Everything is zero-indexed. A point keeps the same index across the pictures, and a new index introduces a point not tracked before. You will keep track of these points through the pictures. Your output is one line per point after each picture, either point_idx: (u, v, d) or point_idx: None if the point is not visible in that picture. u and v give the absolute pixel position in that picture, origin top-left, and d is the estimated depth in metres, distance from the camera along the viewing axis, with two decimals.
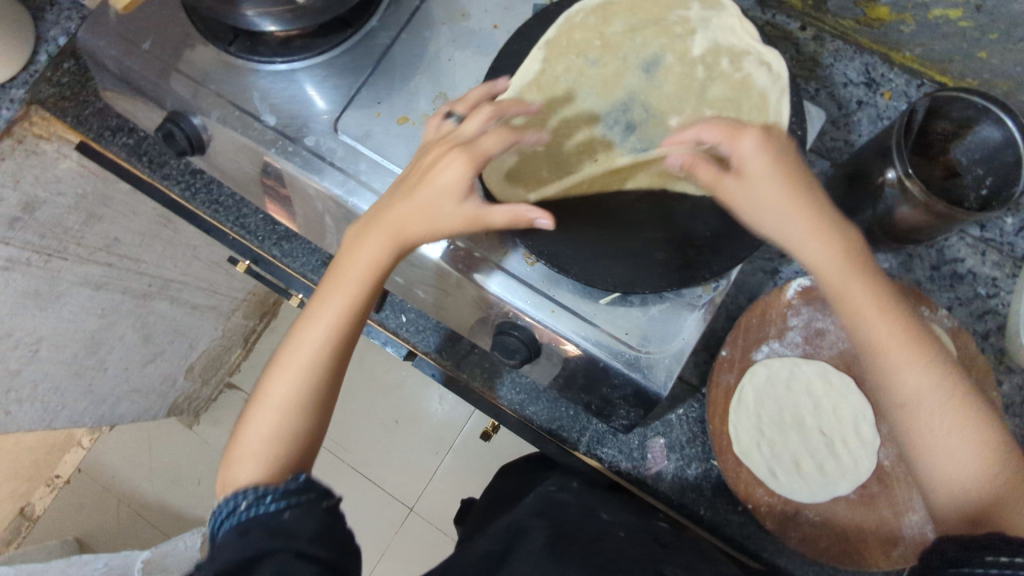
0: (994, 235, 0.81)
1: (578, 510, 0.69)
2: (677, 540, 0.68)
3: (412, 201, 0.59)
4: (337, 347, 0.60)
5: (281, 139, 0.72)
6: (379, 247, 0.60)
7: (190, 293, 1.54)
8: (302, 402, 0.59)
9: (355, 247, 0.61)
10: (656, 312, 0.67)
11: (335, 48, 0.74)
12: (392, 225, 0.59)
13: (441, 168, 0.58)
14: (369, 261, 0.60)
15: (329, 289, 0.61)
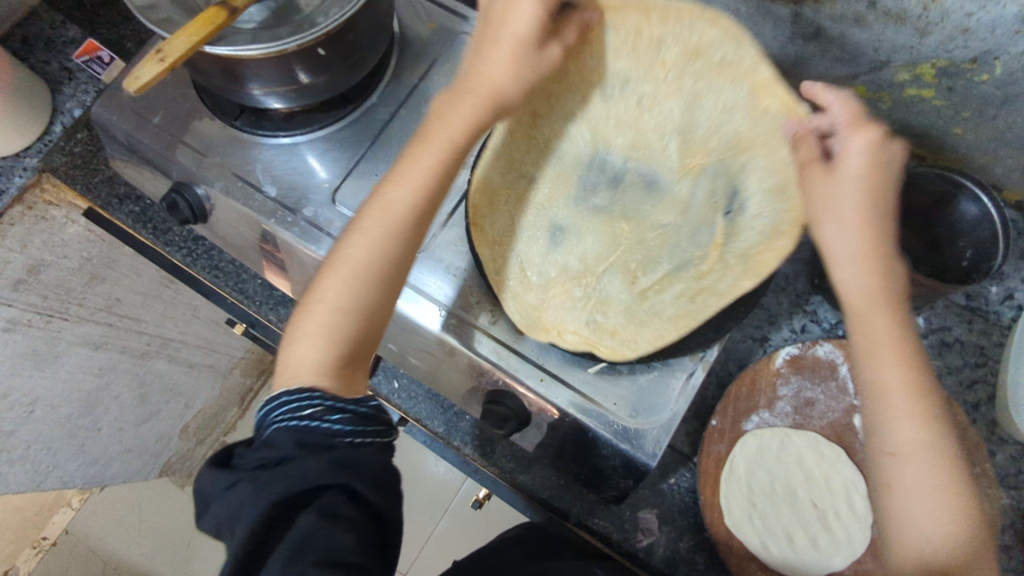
0: (980, 304, 0.83)
1: None
2: None
3: (489, 53, 0.59)
4: (398, 236, 0.59)
5: (280, 209, 0.75)
6: (465, 115, 0.59)
7: (190, 351, 1.54)
8: (352, 300, 0.57)
9: (420, 147, 0.60)
10: (643, 382, 0.68)
11: (337, 122, 0.77)
12: (478, 86, 0.59)
13: (513, 7, 0.58)
14: (459, 123, 0.60)
15: (412, 159, 0.60)
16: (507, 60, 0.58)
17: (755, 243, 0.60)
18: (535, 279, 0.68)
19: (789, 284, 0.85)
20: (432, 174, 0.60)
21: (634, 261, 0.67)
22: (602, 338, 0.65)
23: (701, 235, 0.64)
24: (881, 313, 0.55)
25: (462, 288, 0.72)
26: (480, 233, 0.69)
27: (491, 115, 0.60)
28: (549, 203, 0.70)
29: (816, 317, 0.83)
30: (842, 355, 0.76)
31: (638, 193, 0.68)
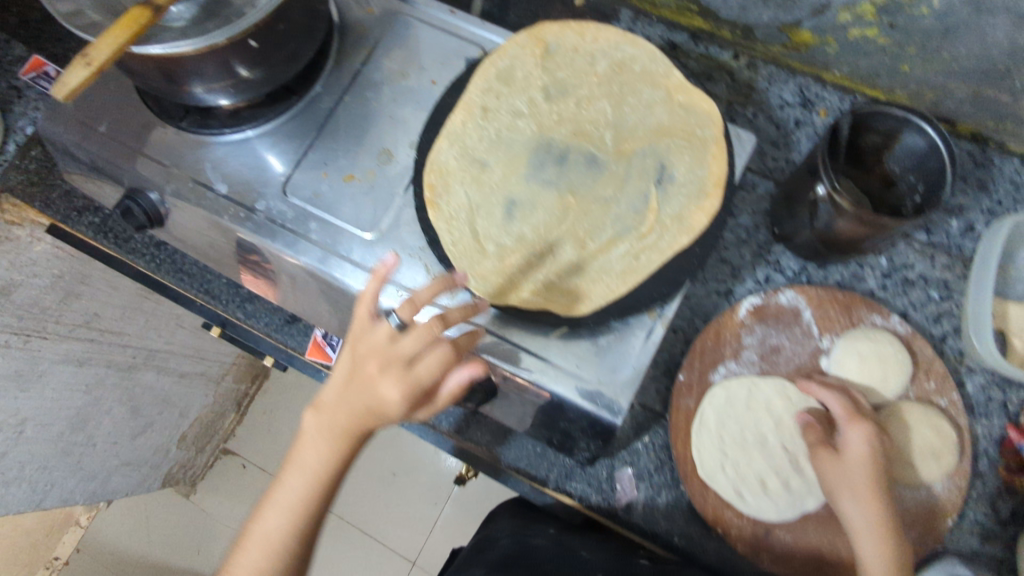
0: (941, 238, 0.82)
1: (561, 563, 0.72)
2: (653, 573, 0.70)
3: (350, 391, 0.61)
4: (286, 542, 0.59)
5: (233, 206, 0.75)
6: (332, 445, 0.61)
7: (177, 361, 1.55)
8: (310, 494, 0.60)
9: (297, 445, 0.62)
10: (605, 343, 0.67)
11: (283, 115, 0.77)
12: (353, 427, 0.61)
13: (416, 367, 0.59)
14: (327, 458, 0.61)
15: (285, 476, 0.61)
16: (394, 401, 0.59)
17: (685, 206, 0.67)
18: (490, 249, 0.67)
19: (750, 236, 0.85)
20: (321, 476, 0.61)
21: (583, 229, 0.68)
22: (552, 300, 0.65)
23: (639, 202, 0.68)
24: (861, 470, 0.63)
25: (417, 265, 0.70)
26: (437, 212, 0.68)
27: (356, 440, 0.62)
28: (502, 180, 0.70)
29: (780, 266, 0.83)
30: (804, 301, 0.77)
31: (582, 170, 0.70)
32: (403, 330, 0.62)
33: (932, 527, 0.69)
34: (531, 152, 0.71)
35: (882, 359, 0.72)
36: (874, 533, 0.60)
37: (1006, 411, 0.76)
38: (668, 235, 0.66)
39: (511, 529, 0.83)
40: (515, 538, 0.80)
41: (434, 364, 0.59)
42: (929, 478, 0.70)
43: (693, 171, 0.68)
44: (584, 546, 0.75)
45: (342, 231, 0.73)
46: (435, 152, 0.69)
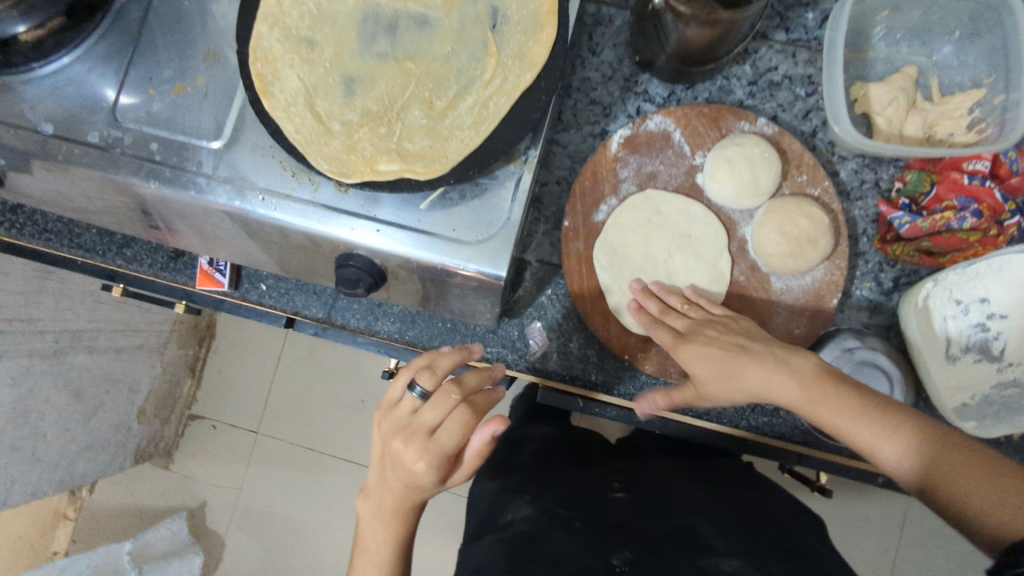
0: (800, 34, 0.82)
1: (547, 522, 0.71)
2: (628, 507, 0.76)
3: (392, 481, 0.64)
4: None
5: (65, 144, 0.70)
6: (388, 523, 0.66)
7: (108, 338, 1.51)
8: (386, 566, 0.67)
9: (367, 534, 0.67)
10: (476, 202, 0.68)
11: (91, 36, 0.72)
12: (390, 504, 0.65)
13: (429, 420, 0.61)
14: (387, 535, 0.66)
15: (364, 563, 0.67)
16: (421, 472, 0.60)
17: (523, 43, 0.65)
18: (337, 128, 0.65)
19: (615, 71, 0.83)
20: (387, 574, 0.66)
21: (427, 90, 0.66)
22: (411, 166, 0.63)
23: (478, 50, 0.66)
24: (773, 369, 0.63)
25: (273, 165, 0.68)
26: (272, 101, 0.64)
27: (407, 514, 0.66)
28: (334, 57, 0.67)
29: (648, 96, 0.82)
30: (672, 122, 0.76)
31: (414, 32, 0.67)
32: (422, 398, 0.64)
33: (817, 308, 0.74)
34: (358, 23, 0.67)
35: (749, 162, 0.72)
36: (834, 414, 0.60)
37: (879, 189, 0.79)
38: (511, 76, 0.64)
39: (491, 516, 0.80)
40: (496, 513, 0.80)
41: (453, 431, 0.61)
42: (813, 264, 0.73)
43: (525, 6, 0.65)
44: (560, 505, 0.75)
45: (186, 145, 0.70)
46: (256, 37, 0.64)
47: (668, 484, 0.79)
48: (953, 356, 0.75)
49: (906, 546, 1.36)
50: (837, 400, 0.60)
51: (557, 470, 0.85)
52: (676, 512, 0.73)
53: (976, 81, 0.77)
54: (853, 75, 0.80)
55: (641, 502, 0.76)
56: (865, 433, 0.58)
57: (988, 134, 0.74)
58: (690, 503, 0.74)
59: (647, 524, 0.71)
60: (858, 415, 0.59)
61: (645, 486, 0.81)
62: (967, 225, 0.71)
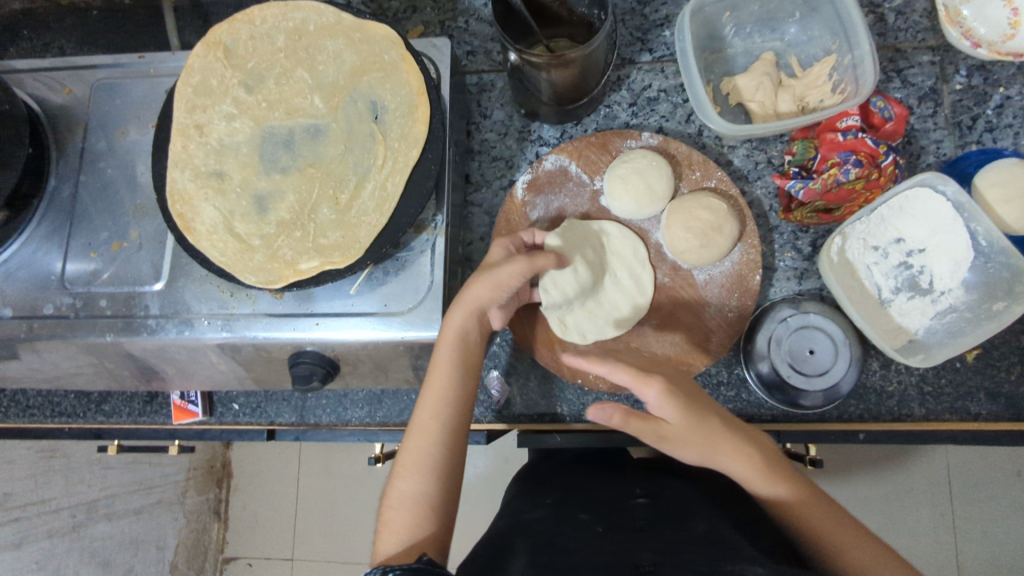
0: (663, 51, 0.89)
1: (565, 531, 0.68)
2: (651, 513, 0.71)
3: (475, 271, 0.73)
4: (442, 437, 0.68)
5: (23, 323, 0.76)
6: (452, 320, 0.70)
7: (123, 500, 1.52)
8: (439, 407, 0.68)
9: (430, 366, 0.70)
10: (400, 274, 0.73)
11: (32, 219, 0.79)
12: (469, 298, 0.70)
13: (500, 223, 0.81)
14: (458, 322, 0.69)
15: (428, 378, 0.70)
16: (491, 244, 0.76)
17: (404, 126, 0.71)
18: (258, 243, 0.71)
19: (508, 126, 0.90)
20: (444, 391, 0.69)
21: (330, 189, 0.72)
22: (329, 258, 0.69)
23: (367, 142, 0.73)
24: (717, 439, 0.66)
25: (212, 290, 0.74)
26: (194, 234, 0.71)
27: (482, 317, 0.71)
28: (243, 182, 0.73)
29: (543, 140, 0.89)
30: (566, 158, 0.82)
31: (309, 143, 0.74)
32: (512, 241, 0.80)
33: (744, 288, 0.77)
34: (258, 147, 0.74)
35: (641, 173, 0.78)
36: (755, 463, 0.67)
37: (773, 166, 0.84)
38: (399, 156, 0.71)
39: (509, 510, 0.78)
40: (518, 505, 0.78)
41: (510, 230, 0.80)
42: (727, 247, 0.76)
43: (399, 95, 0.72)
44: (582, 509, 0.73)
45: (131, 295, 0.75)
46: (171, 183, 0.72)
47: (692, 495, 0.76)
48: (888, 300, 0.78)
49: (962, 505, 1.25)
50: (754, 458, 0.67)
51: (590, 478, 0.82)
52: (697, 517, 0.69)
53: (827, 49, 0.83)
54: (719, 73, 0.87)
55: (665, 507, 0.73)
56: (776, 496, 0.67)
57: (849, 91, 0.80)
58: (718, 518, 0.70)
59: (671, 526, 0.68)
60: (773, 474, 0.67)
61: (669, 492, 0.76)
62: (852, 176, 0.75)
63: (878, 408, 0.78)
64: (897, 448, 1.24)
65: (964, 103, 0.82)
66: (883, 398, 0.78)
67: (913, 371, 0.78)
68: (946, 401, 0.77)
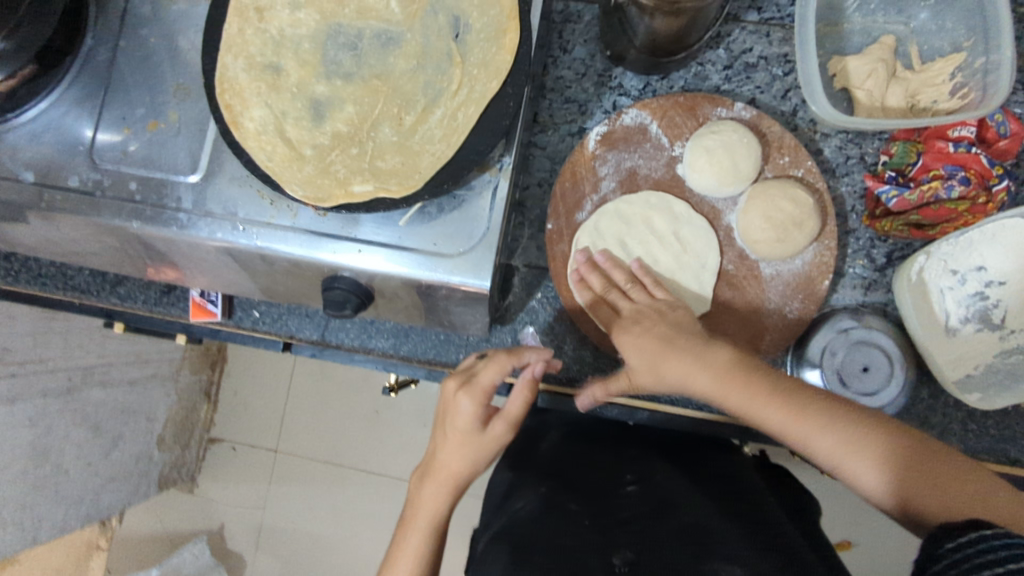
0: (773, 12, 0.80)
1: (553, 516, 0.70)
2: (640, 501, 0.71)
3: (448, 447, 0.68)
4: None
5: (45, 193, 0.70)
6: (431, 491, 0.68)
7: (120, 370, 1.49)
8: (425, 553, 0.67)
9: (404, 534, 0.68)
10: (456, 213, 0.67)
11: (63, 79, 0.72)
12: (442, 474, 0.68)
13: (455, 414, 0.67)
14: (429, 515, 0.68)
15: (403, 537, 0.68)
16: (467, 411, 0.66)
17: (487, 52, 0.64)
18: (309, 153, 0.65)
19: (588, 67, 0.82)
20: (420, 552, 0.67)
21: (396, 107, 0.66)
22: (385, 184, 0.63)
23: (444, 63, 0.65)
24: (696, 366, 0.60)
25: (251, 193, 0.69)
26: (242, 131, 0.64)
27: (459, 493, 0.69)
28: (300, 83, 0.66)
29: (623, 90, 0.81)
30: (648, 115, 0.76)
31: (379, 51, 0.66)
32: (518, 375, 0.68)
33: (809, 290, 0.73)
34: (321, 44, 0.67)
35: (729, 149, 0.71)
36: (774, 412, 0.57)
37: (865, 164, 0.77)
38: (477, 85, 0.64)
39: (508, 495, 0.81)
40: (519, 488, 0.80)
41: (495, 372, 0.66)
42: (804, 245, 0.72)
43: (486, 15, 0.65)
44: (571, 497, 0.74)
45: (164, 183, 0.70)
46: (221, 68, 0.65)
47: (682, 478, 0.75)
48: (954, 329, 0.73)
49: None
50: (775, 402, 0.57)
51: (584, 460, 0.83)
52: (683, 506, 0.68)
53: (956, 45, 0.75)
54: (830, 50, 0.79)
55: (651, 490, 0.73)
56: (837, 456, 0.55)
57: (971, 98, 0.73)
58: (704, 503, 0.69)
59: (655, 517, 0.67)
60: (786, 406, 0.57)
61: (660, 475, 0.76)
62: (955, 194, 0.70)
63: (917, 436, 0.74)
64: None
65: None
66: (925, 427, 0.74)
67: (960, 405, 0.74)
68: (987, 441, 0.74)
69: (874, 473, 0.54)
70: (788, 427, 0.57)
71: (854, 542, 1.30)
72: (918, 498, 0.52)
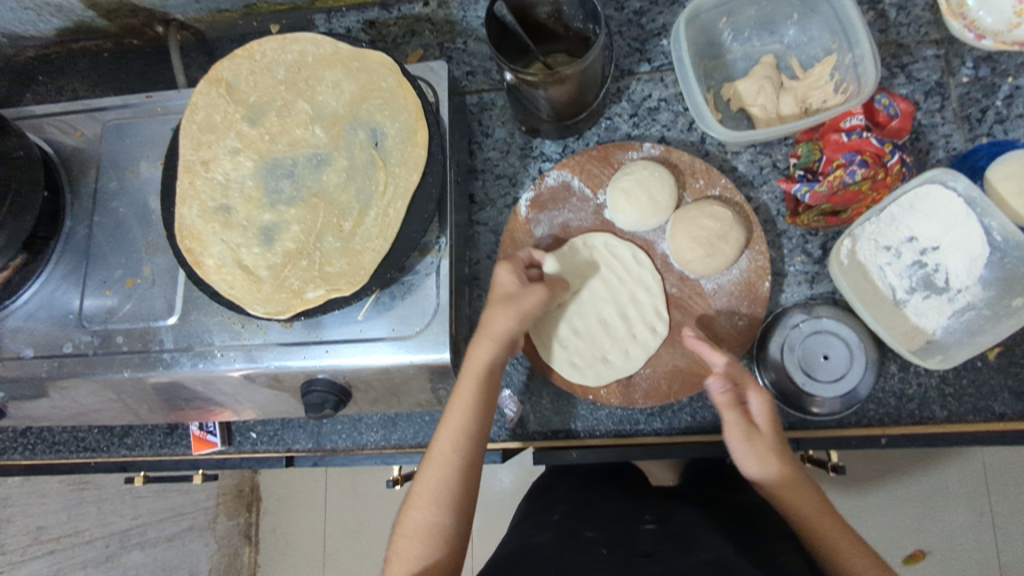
0: (661, 60, 0.89)
1: (568, 546, 0.70)
2: (660, 537, 0.71)
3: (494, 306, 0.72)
4: (432, 543, 0.62)
5: (45, 363, 0.77)
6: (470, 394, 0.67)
7: (156, 529, 1.49)
8: (436, 535, 0.62)
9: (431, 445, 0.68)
10: (407, 298, 0.73)
11: (50, 260, 0.81)
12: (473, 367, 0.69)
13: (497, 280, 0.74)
14: (460, 410, 0.67)
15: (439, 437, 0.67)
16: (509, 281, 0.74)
17: (404, 152, 0.72)
18: (265, 274, 0.72)
19: (510, 144, 0.90)
20: (444, 490, 0.64)
21: (335, 217, 0.73)
22: (336, 286, 0.69)
23: (369, 170, 0.73)
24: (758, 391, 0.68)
25: (222, 321, 0.75)
26: (204, 269, 0.72)
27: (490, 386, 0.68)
28: (249, 216, 0.74)
29: (545, 156, 0.89)
30: (569, 173, 0.82)
31: (313, 173, 0.75)
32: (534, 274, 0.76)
33: (754, 295, 0.77)
34: (262, 179, 0.75)
35: (642, 184, 0.77)
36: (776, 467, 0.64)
37: (778, 169, 0.83)
38: (401, 182, 0.71)
39: (518, 529, 0.81)
40: (527, 524, 0.80)
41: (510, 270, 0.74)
42: (735, 254, 0.75)
43: (398, 122, 0.73)
44: (588, 526, 0.75)
45: (146, 330, 0.77)
46: (179, 218, 0.73)
47: (704, 523, 0.74)
48: (903, 301, 0.76)
49: (1001, 504, 1.20)
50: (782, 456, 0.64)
51: (603, 494, 0.83)
52: (703, 542, 0.69)
53: (827, 49, 0.82)
54: (719, 79, 0.86)
55: (674, 530, 0.72)
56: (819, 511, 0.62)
57: (851, 91, 0.79)
58: (723, 540, 0.70)
59: (676, 551, 0.67)
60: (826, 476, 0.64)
61: (679, 517, 0.76)
62: (858, 176, 0.73)
63: (898, 411, 0.76)
64: (935, 450, 1.19)
65: (972, 96, 0.81)
66: (903, 401, 0.76)
67: (932, 371, 0.76)
68: (968, 401, 0.75)
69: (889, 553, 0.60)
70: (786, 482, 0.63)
71: (925, 551, 1.21)
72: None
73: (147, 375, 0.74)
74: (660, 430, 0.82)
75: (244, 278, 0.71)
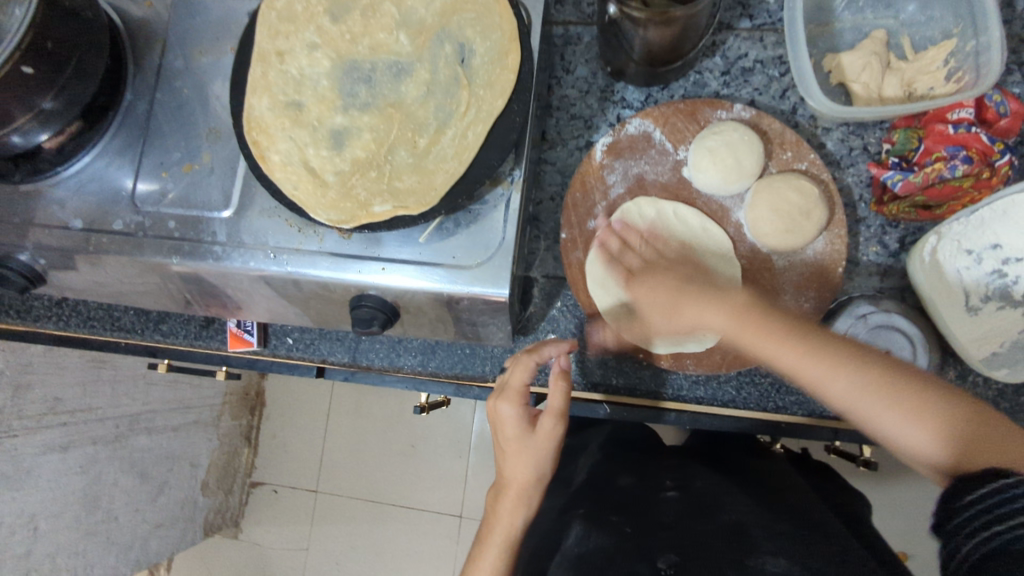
0: (765, 18, 0.83)
1: (612, 531, 0.77)
2: (682, 502, 0.81)
3: (512, 455, 0.70)
4: None
5: (92, 237, 0.76)
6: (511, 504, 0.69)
7: (165, 417, 1.48)
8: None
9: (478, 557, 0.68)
10: (473, 227, 0.71)
11: (106, 132, 0.78)
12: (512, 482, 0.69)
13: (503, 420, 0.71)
14: (505, 532, 0.68)
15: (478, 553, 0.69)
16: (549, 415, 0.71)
17: (491, 74, 0.69)
18: (331, 179, 0.69)
19: (590, 85, 0.86)
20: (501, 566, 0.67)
21: (410, 131, 0.70)
22: (404, 203, 0.67)
23: (451, 87, 0.70)
24: (709, 306, 0.67)
25: (280, 222, 0.73)
26: (270, 164, 0.69)
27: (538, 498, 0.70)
28: (322, 116, 0.71)
29: (625, 103, 0.85)
30: (651, 123, 0.79)
31: (392, 82, 0.71)
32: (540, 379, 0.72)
33: (823, 280, 0.74)
34: (338, 80, 0.72)
35: (730, 148, 0.74)
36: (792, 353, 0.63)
37: (869, 153, 0.80)
38: (484, 105, 0.68)
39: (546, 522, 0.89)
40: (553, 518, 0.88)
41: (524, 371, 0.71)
42: (815, 232, 0.73)
43: (489, 40, 0.70)
44: (613, 511, 0.82)
45: (199, 219, 0.75)
46: (248, 108, 0.70)
47: (721, 485, 0.83)
48: (975, 308, 0.74)
49: None
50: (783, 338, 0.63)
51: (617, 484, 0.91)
52: (727, 508, 0.76)
53: (946, 33, 0.77)
54: (823, 48, 0.81)
55: (695, 499, 0.80)
56: (816, 369, 0.61)
57: (966, 81, 0.74)
58: (742, 504, 0.77)
59: (698, 520, 0.75)
60: (817, 359, 0.62)
61: (698, 485, 0.84)
62: (959, 172, 0.70)
63: None
64: None
65: None
66: None
67: (990, 383, 0.75)
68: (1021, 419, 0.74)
69: (937, 444, 0.56)
70: (799, 366, 0.62)
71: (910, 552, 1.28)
72: (956, 443, 0.55)
73: (196, 265, 0.72)
74: (701, 398, 0.81)
75: (310, 181, 0.69)
